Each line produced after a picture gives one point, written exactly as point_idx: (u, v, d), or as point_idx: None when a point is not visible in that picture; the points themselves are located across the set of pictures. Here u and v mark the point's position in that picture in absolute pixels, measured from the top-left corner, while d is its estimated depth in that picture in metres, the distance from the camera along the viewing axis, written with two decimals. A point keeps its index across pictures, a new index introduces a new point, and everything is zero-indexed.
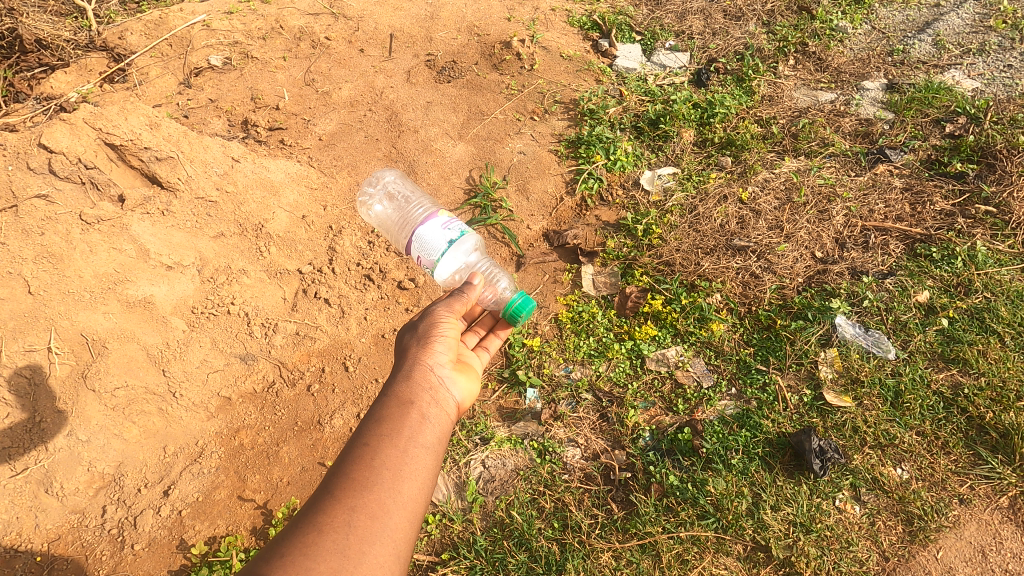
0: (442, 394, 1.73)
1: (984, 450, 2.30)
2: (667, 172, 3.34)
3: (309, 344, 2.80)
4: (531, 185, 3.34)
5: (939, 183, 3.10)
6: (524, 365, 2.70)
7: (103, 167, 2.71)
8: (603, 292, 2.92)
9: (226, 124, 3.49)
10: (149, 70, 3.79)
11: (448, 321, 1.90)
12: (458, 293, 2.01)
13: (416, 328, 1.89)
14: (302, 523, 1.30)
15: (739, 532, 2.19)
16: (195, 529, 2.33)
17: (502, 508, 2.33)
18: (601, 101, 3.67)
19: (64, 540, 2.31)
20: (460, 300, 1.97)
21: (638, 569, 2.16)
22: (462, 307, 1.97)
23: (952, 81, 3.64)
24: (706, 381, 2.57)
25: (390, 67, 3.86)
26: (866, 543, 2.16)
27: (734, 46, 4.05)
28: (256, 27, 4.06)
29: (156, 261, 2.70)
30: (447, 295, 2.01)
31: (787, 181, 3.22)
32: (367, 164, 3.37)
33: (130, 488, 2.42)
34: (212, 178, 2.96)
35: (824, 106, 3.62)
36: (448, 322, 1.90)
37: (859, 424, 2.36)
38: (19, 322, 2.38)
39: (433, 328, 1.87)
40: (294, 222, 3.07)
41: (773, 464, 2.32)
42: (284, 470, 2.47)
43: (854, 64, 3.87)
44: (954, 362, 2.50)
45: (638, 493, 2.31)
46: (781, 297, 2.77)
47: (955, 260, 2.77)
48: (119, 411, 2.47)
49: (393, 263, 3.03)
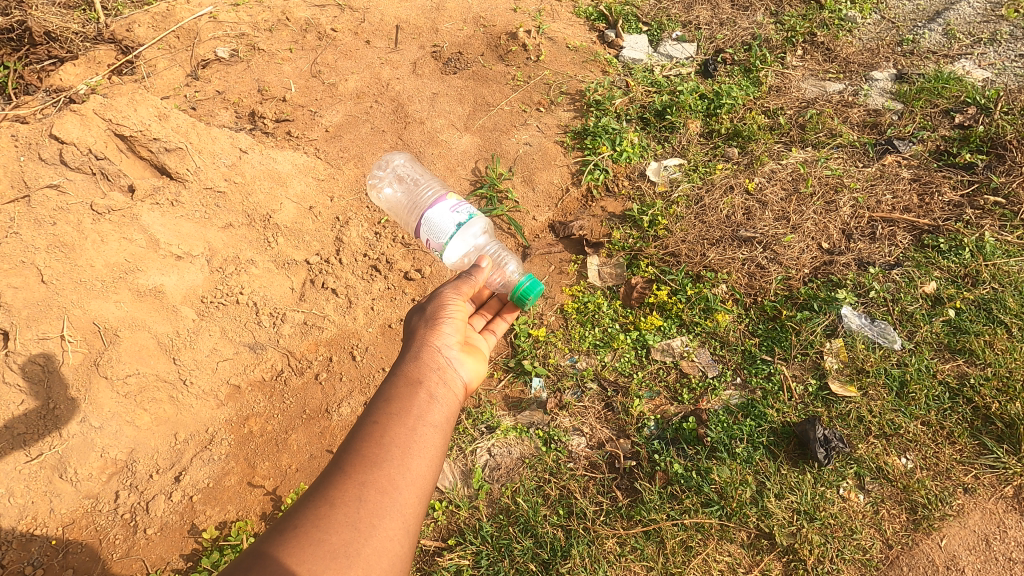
0: (450, 375, 1.75)
1: (990, 440, 2.30)
2: (673, 163, 3.33)
3: (317, 334, 2.83)
4: (537, 176, 3.35)
5: (948, 174, 3.09)
6: (530, 355, 2.72)
7: (114, 158, 2.77)
8: (609, 283, 2.93)
9: (234, 116, 3.51)
10: (157, 62, 3.81)
11: (455, 303, 1.92)
12: (466, 275, 2.01)
13: (423, 311, 1.91)
14: (313, 498, 1.33)
15: (743, 519, 2.20)
16: (206, 514, 2.37)
17: (508, 495, 2.36)
18: (607, 92, 3.65)
19: (78, 524, 2.35)
20: (467, 282, 1.97)
21: (642, 555, 2.18)
22: (470, 290, 1.97)
23: (962, 70, 3.61)
24: (712, 371, 2.58)
25: (396, 59, 3.87)
26: (869, 531, 2.18)
27: (741, 37, 4.02)
28: (263, 19, 4.08)
29: (166, 251, 2.73)
30: (455, 278, 2.01)
31: (793, 172, 3.21)
32: (373, 154, 3.38)
33: (142, 474, 2.46)
34: (220, 169, 2.99)
35: (832, 97, 3.60)
36: (455, 304, 1.91)
37: (863, 414, 2.37)
38: (32, 311, 2.42)
39: (440, 310, 1.88)
40: (301, 213, 3.08)
41: (777, 453, 2.34)
42: (292, 457, 2.51)
43: (863, 55, 3.84)
44: (960, 353, 2.49)
45: (643, 480, 2.33)
46: (787, 287, 2.77)
47: (962, 251, 2.76)
48: (131, 398, 2.51)
49: (400, 253, 3.05)
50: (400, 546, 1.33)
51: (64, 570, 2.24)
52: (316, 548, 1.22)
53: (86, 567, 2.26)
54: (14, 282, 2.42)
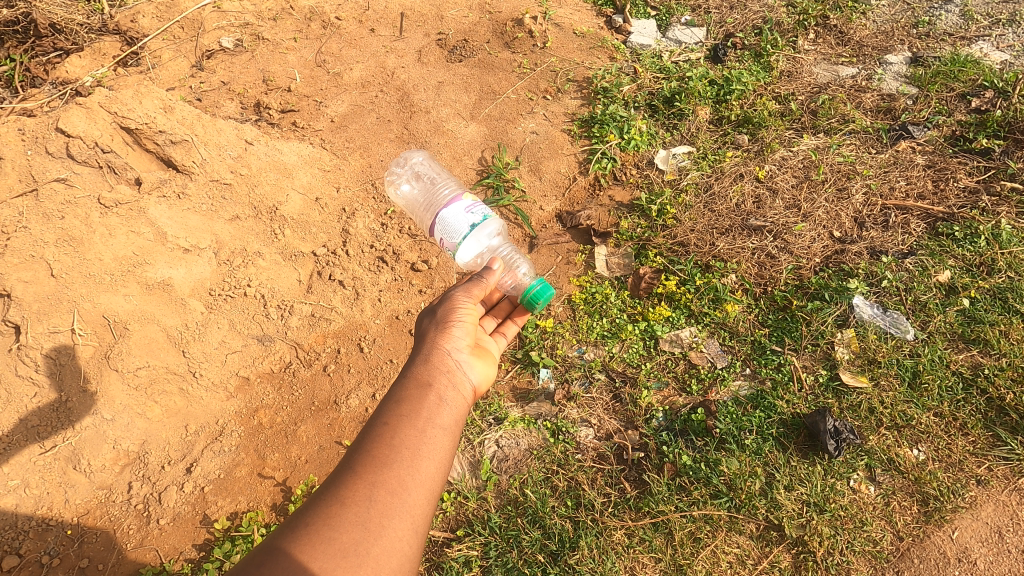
0: (459, 377, 1.74)
1: (1004, 431, 2.27)
2: (682, 151, 3.29)
3: (324, 326, 2.84)
4: (544, 165, 3.31)
5: (964, 160, 3.02)
6: (538, 346, 2.70)
7: (121, 151, 2.75)
8: (617, 273, 2.91)
9: (240, 107, 3.50)
10: (162, 53, 3.80)
11: (465, 307, 1.90)
12: (478, 277, 1.99)
13: (434, 313, 1.89)
14: (324, 496, 1.33)
15: (753, 511, 2.20)
16: (217, 505, 2.40)
17: (516, 486, 2.36)
18: (615, 78, 3.60)
19: (93, 515, 2.39)
20: (478, 285, 1.95)
21: (650, 547, 2.19)
22: (481, 293, 1.95)
23: (980, 53, 3.52)
24: (721, 361, 2.57)
25: (401, 47, 3.82)
26: (881, 523, 2.16)
27: (752, 20, 3.94)
28: (267, 8, 4.04)
29: (173, 244, 2.71)
30: (466, 279, 1.99)
31: (805, 159, 3.16)
32: (379, 145, 3.37)
33: (154, 465, 2.49)
34: (226, 161, 2.96)
35: (845, 82, 3.53)
36: (466, 307, 1.90)
37: (875, 405, 2.35)
38: (42, 305, 2.42)
39: (451, 313, 1.87)
40: (307, 205, 3.07)
41: (786, 444, 2.32)
42: (302, 449, 2.53)
43: (877, 37, 3.75)
44: (975, 343, 2.46)
45: (651, 472, 2.32)
46: (798, 277, 2.74)
47: (978, 239, 2.71)
48: (141, 390, 2.53)
49: (406, 244, 3.05)
50: (408, 546, 1.33)
51: (79, 559, 2.28)
52: (327, 546, 1.23)
53: (101, 556, 2.29)
54: (24, 276, 2.42)
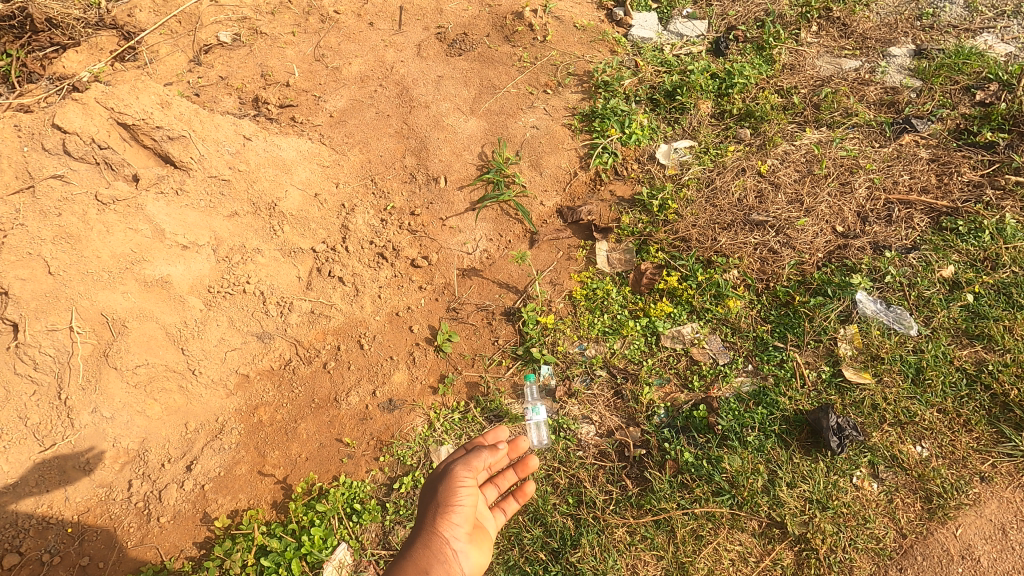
0: (455, 568, 1.77)
1: (1008, 427, 2.25)
2: (684, 145, 3.27)
3: (324, 323, 2.83)
4: (545, 160, 3.27)
5: (968, 154, 3.00)
6: (538, 342, 2.69)
7: (117, 147, 2.67)
8: (618, 268, 2.89)
9: (237, 102, 3.46)
10: (159, 48, 3.77)
11: (466, 485, 1.88)
12: (480, 449, 1.96)
13: (436, 491, 1.89)
14: None
15: (755, 509, 2.19)
16: (218, 503, 2.40)
17: (517, 484, 2.35)
18: (616, 72, 3.57)
19: (92, 512, 2.38)
20: (480, 458, 1.93)
21: (652, 544, 2.18)
22: (482, 465, 1.93)
23: (984, 45, 3.48)
24: (723, 358, 2.56)
25: (400, 41, 3.79)
26: (883, 520, 2.15)
27: (754, 12, 3.91)
28: (265, 2, 4.01)
29: (171, 241, 2.66)
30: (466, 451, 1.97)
31: (807, 153, 3.14)
32: (378, 140, 3.34)
33: (154, 463, 2.48)
34: (225, 157, 2.89)
35: (848, 74, 3.51)
36: (467, 487, 1.88)
37: (879, 401, 2.33)
38: (40, 302, 2.38)
39: (452, 494, 1.86)
40: (307, 200, 3.04)
41: (789, 441, 2.31)
42: (303, 446, 2.52)
43: (881, 30, 3.71)
44: (979, 339, 2.44)
45: (653, 469, 2.32)
46: (800, 273, 2.73)
47: (982, 234, 2.68)
48: (141, 388, 2.52)
49: (406, 241, 3.05)
50: None
51: (80, 557, 2.28)
52: None
53: (102, 554, 2.29)
54: (21, 274, 2.35)
